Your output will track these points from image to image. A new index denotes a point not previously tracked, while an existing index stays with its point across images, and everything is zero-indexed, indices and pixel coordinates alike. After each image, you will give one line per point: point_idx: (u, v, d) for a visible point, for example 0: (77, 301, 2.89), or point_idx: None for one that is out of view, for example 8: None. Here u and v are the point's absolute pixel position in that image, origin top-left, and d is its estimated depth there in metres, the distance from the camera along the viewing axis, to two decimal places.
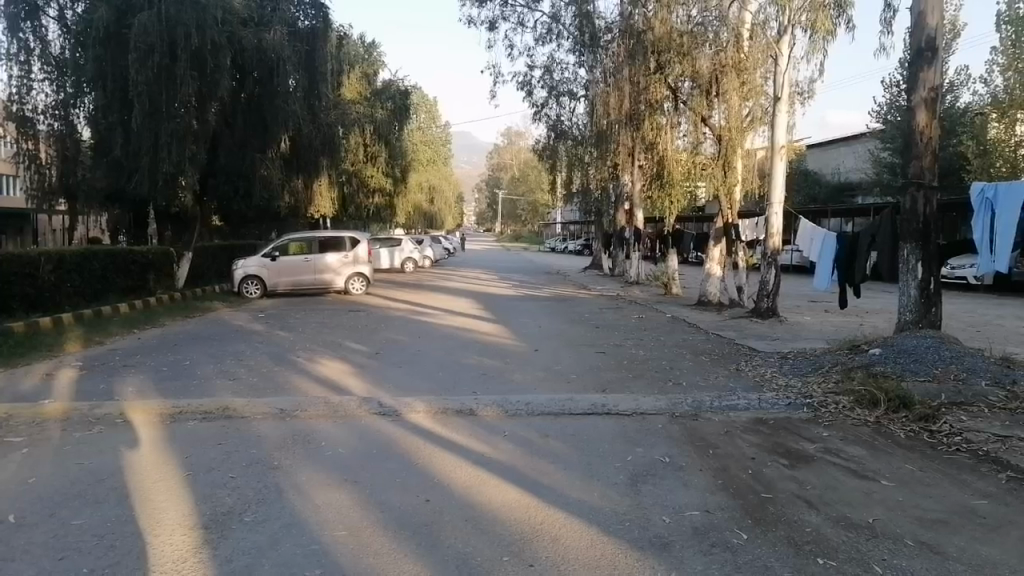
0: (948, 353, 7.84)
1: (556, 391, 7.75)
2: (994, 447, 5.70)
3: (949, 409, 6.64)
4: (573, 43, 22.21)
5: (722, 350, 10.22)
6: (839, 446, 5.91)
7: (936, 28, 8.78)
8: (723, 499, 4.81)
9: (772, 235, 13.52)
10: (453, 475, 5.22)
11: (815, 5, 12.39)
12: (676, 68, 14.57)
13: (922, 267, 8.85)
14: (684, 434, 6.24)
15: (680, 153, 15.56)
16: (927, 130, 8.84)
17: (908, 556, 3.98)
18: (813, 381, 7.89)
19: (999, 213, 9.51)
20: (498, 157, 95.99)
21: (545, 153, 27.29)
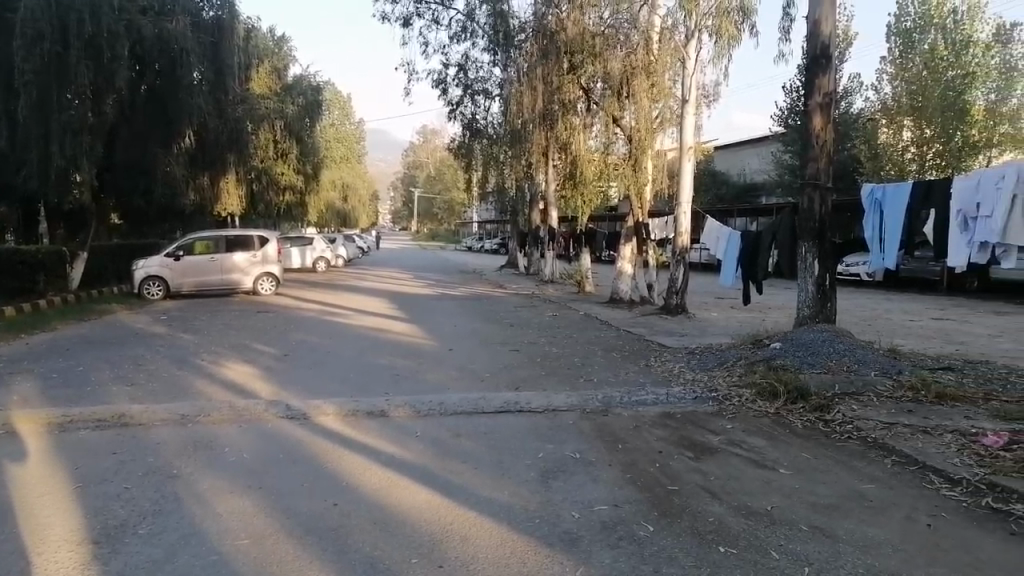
0: (841, 346, 8.24)
1: (469, 390, 7.73)
2: (881, 434, 6.03)
3: (842, 399, 6.97)
4: (488, 41, 22.41)
5: (632, 346, 10.44)
6: (741, 438, 6.13)
7: (830, 37, 9.21)
8: (630, 493, 4.90)
9: (680, 234, 13.90)
10: (363, 477, 5.13)
11: (720, 10, 12.95)
12: (589, 69, 14.80)
13: (818, 264, 9.29)
14: (595, 430, 6.34)
15: (592, 153, 15.76)
16: (821, 133, 9.23)
17: (803, 541, 4.15)
18: (717, 375, 8.16)
19: (887, 213, 10.12)
20: (414, 155, 95.15)
21: (460, 152, 27.20)
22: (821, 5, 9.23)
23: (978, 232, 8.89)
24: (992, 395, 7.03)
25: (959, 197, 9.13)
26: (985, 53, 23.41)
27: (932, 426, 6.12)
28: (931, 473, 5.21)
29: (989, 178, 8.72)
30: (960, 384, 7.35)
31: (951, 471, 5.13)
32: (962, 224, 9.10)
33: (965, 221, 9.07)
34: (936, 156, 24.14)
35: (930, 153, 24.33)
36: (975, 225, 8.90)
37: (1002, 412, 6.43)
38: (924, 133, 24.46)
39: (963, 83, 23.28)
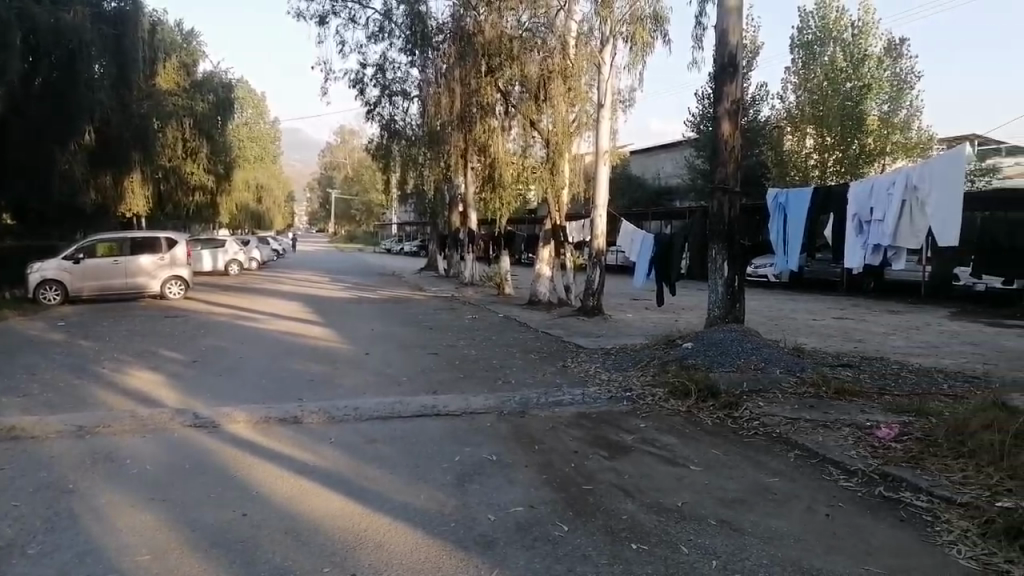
0: (749, 345, 8.54)
1: (385, 394, 7.63)
2: (785, 429, 6.28)
3: (750, 396, 7.21)
4: (406, 43, 22.24)
5: (550, 348, 10.54)
6: (654, 436, 6.26)
7: (737, 46, 9.54)
8: (545, 494, 4.93)
9: (597, 237, 14.12)
10: (275, 485, 4.99)
11: (634, 17, 13.27)
12: (507, 72, 14.95)
13: (728, 266, 9.60)
14: (512, 432, 6.36)
15: (510, 156, 15.89)
16: (730, 139, 9.53)
17: (711, 535, 4.28)
18: (632, 375, 8.33)
19: (791, 216, 10.58)
20: (331, 155, 93.27)
21: (378, 154, 26.83)
22: (728, 15, 9.54)
23: (871, 236, 9.45)
24: (886, 390, 7.43)
25: (855, 202, 9.67)
26: (878, 66, 24.75)
27: (831, 421, 6.41)
28: (830, 465, 5.45)
29: (881, 184, 9.25)
30: (857, 380, 7.74)
31: (848, 462, 5.39)
32: (857, 228, 9.64)
33: (859, 225, 9.63)
34: (837, 163, 25.33)
35: (832, 160, 25.51)
36: (868, 230, 9.46)
37: (894, 406, 6.80)
38: (825, 141, 25.67)
39: (858, 95, 24.60)
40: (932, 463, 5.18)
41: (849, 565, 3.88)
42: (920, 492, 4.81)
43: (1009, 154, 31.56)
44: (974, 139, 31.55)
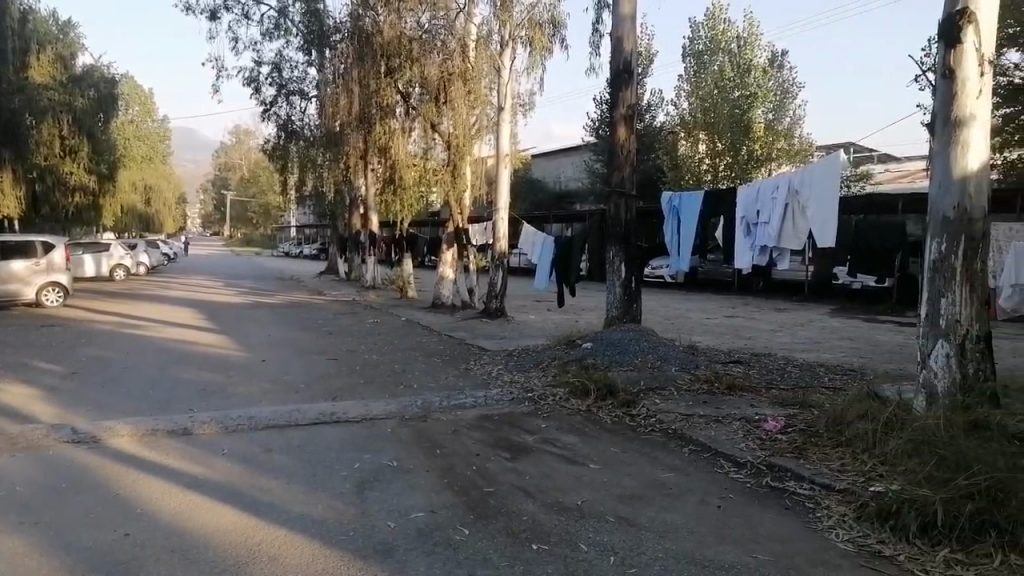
0: (646, 344, 8.78)
1: (282, 402, 7.40)
2: (680, 424, 6.49)
3: (647, 394, 7.41)
4: (302, 41, 21.73)
5: (453, 351, 10.51)
6: (555, 436, 6.34)
7: (631, 53, 9.76)
8: (446, 498, 4.90)
9: (499, 239, 14.20)
10: (161, 501, 4.75)
11: (532, 23, 13.63)
12: (406, 73, 14.82)
13: (625, 268, 9.82)
14: (413, 437, 6.29)
15: (411, 159, 15.73)
16: (626, 143, 9.80)
17: (609, 531, 4.37)
18: (533, 376, 8.42)
19: (683, 219, 10.89)
20: (224, 155, 89.95)
21: (275, 154, 26.08)
22: (623, 21, 9.73)
23: (758, 237, 9.97)
24: (772, 384, 7.80)
25: (743, 205, 10.17)
26: (763, 76, 26.08)
27: (723, 416, 6.67)
28: (721, 458, 5.67)
29: (766, 188, 9.73)
30: (746, 376, 8.09)
31: (737, 455, 5.62)
32: (746, 230, 10.15)
33: (747, 227, 10.13)
34: (727, 168, 26.48)
35: (723, 165, 26.63)
36: (755, 231, 9.97)
37: (780, 399, 7.15)
38: (716, 147, 26.78)
39: (746, 103, 25.78)
40: (814, 453, 5.47)
41: (738, 554, 4.04)
42: (803, 480, 5.06)
43: (880, 160, 33.90)
44: (850, 147, 33.70)
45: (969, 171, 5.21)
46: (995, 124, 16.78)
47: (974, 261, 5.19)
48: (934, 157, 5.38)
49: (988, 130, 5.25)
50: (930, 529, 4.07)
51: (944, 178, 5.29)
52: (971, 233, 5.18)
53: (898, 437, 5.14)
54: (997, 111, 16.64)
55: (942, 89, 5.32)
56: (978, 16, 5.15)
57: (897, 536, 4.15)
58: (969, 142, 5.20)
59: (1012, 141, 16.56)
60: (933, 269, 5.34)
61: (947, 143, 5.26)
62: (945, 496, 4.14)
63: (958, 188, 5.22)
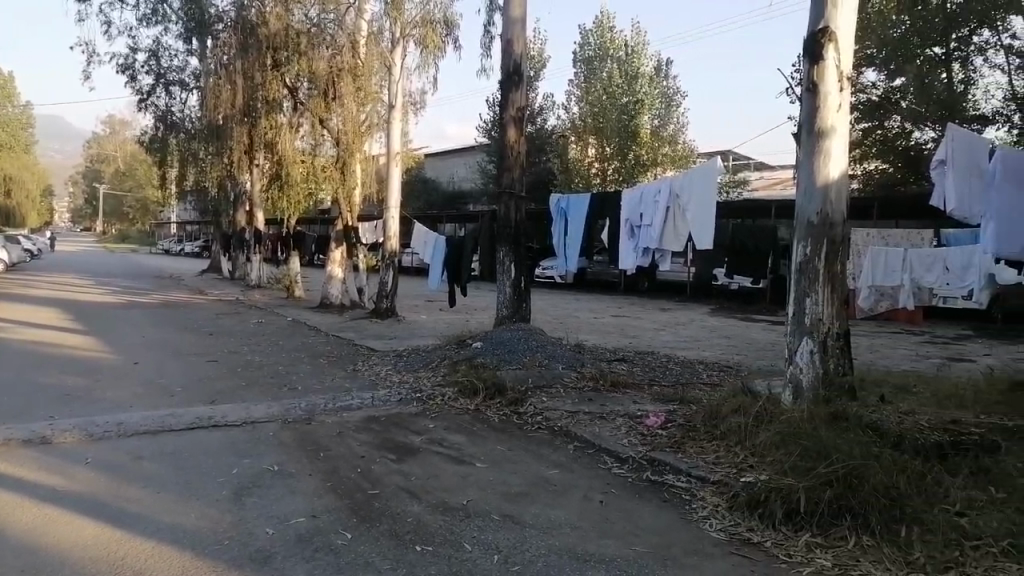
0: (534, 343, 8.88)
1: (154, 407, 7.00)
2: (565, 422, 6.60)
3: (534, 392, 7.50)
4: (182, 29, 20.75)
5: (341, 352, 10.29)
6: (442, 436, 6.32)
7: (520, 55, 9.87)
8: (328, 502, 4.79)
9: (390, 238, 13.98)
10: (14, 516, 4.39)
11: (424, 21, 13.52)
12: (294, 67, 14.41)
13: (515, 268, 9.90)
14: (297, 440, 6.12)
15: (298, 155, 15.18)
16: (516, 145, 9.91)
17: (494, 530, 4.39)
18: (423, 376, 8.37)
19: (571, 221, 11.13)
20: (98, 146, 84.68)
21: (153, 146, 24.78)
22: (513, 24, 9.81)
23: (641, 239, 10.40)
24: (654, 381, 8.06)
25: (628, 208, 10.63)
26: (650, 84, 26.99)
27: (607, 412, 6.84)
28: (604, 454, 5.83)
29: (649, 192, 10.16)
30: (630, 373, 8.34)
31: (620, 450, 5.78)
32: (630, 232, 10.57)
33: (632, 229, 10.58)
34: (615, 172, 27.23)
35: (611, 170, 27.34)
36: (639, 233, 10.40)
37: (661, 395, 7.40)
38: (604, 151, 27.48)
39: (633, 109, 26.63)
40: (691, 446, 5.69)
41: (618, 547, 4.16)
42: (680, 473, 5.26)
43: (756, 169, 35.81)
44: (729, 154, 35.37)
45: (830, 179, 5.56)
46: (856, 136, 18.06)
47: (835, 263, 5.54)
48: (800, 166, 5.72)
49: (846, 144, 5.63)
50: (794, 516, 4.33)
51: (808, 186, 5.63)
52: (831, 236, 5.53)
53: (766, 428, 5.41)
54: (857, 124, 17.88)
55: (806, 102, 5.66)
56: (837, 34, 5.50)
57: (765, 523, 4.37)
58: (830, 152, 5.55)
59: (870, 152, 17.82)
60: (799, 270, 5.66)
61: (810, 153, 5.60)
62: (808, 484, 4.40)
63: (820, 195, 5.57)
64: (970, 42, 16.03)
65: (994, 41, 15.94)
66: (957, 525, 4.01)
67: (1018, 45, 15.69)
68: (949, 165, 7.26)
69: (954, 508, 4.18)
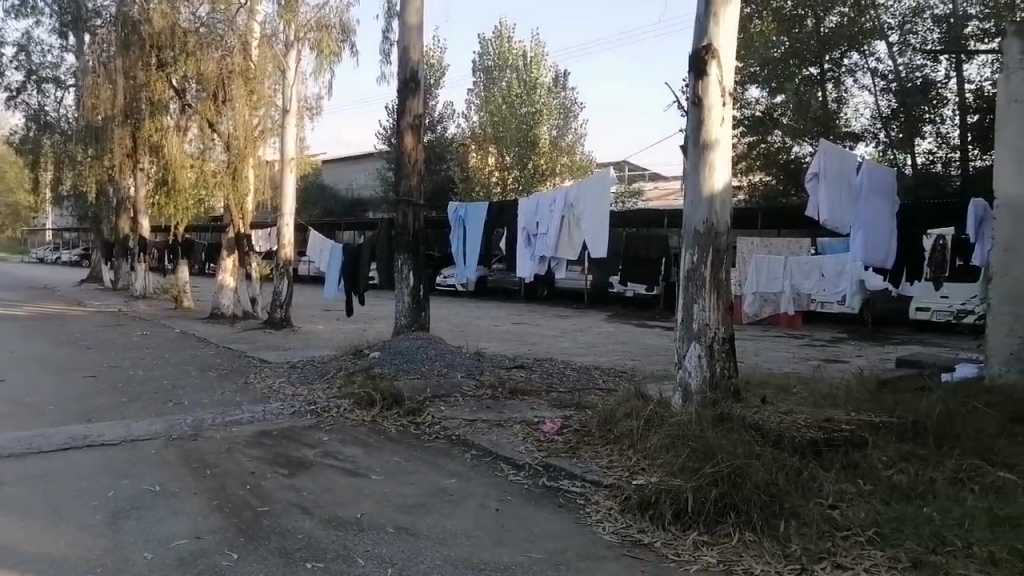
0: (433, 351, 8.84)
1: (22, 428, 6.51)
2: (463, 430, 6.58)
3: (432, 402, 7.44)
4: (57, 23, 19.54)
5: (231, 364, 9.91)
6: (337, 449, 6.17)
7: (418, 63, 9.83)
8: (214, 521, 4.59)
9: (284, 246, 13.60)
10: None
11: (320, 25, 13.26)
12: (181, 67, 13.84)
13: (413, 276, 9.82)
14: (181, 457, 5.84)
15: (186, 158, 14.48)
16: (413, 153, 9.86)
17: (388, 543, 4.32)
18: (318, 388, 8.15)
19: (468, 230, 11.17)
20: None
21: (24, 147, 23.17)
22: (410, 32, 9.75)
23: (537, 248, 10.55)
24: (551, 388, 8.16)
25: (524, 217, 10.75)
26: (548, 94, 27.50)
27: (504, 419, 6.87)
28: (501, 461, 5.84)
29: (545, 201, 10.33)
30: (528, 379, 8.41)
31: (517, 457, 5.82)
32: (526, 241, 10.70)
33: (528, 237, 10.70)
34: (515, 181, 27.51)
35: (511, 178, 27.59)
36: (535, 242, 10.55)
37: (558, 401, 7.50)
38: (504, 160, 27.73)
39: (533, 119, 27.04)
40: (585, 451, 5.79)
41: (513, 554, 4.17)
42: (575, 478, 5.33)
43: (651, 179, 37.00)
44: (624, 165, 36.40)
45: (715, 190, 5.80)
46: (742, 149, 18.93)
47: (720, 271, 5.77)
48: (687, 177, 5.95)
49: (730, 156, 5.89)
50: (683, 516, 4.46)
51: (696, 196, 5.85)
52: (717, 245, 5.77)
53: (657, 430, 5.55)
54: (743, 138, 18.76)
55: (692, 115, 5.88)
56: (720, 52, 5.76)
57: (655, 524, 4.49)
58: (714, 164, 5.80)
59: (755, 165, 18.74)
60: (687, 277, 5.87)
61: (696, 165, 5.83)
62: (695, 484, 4.54)
63: (707, 206, 5.79)
64: (841, 64, 17.16)
65: (862, 63, 17.12)
66: (830, 518, 4.24)
67: (882, 68, 16.90)
68: (822, 179, 7.60)
69: (827, 502, 4.44)
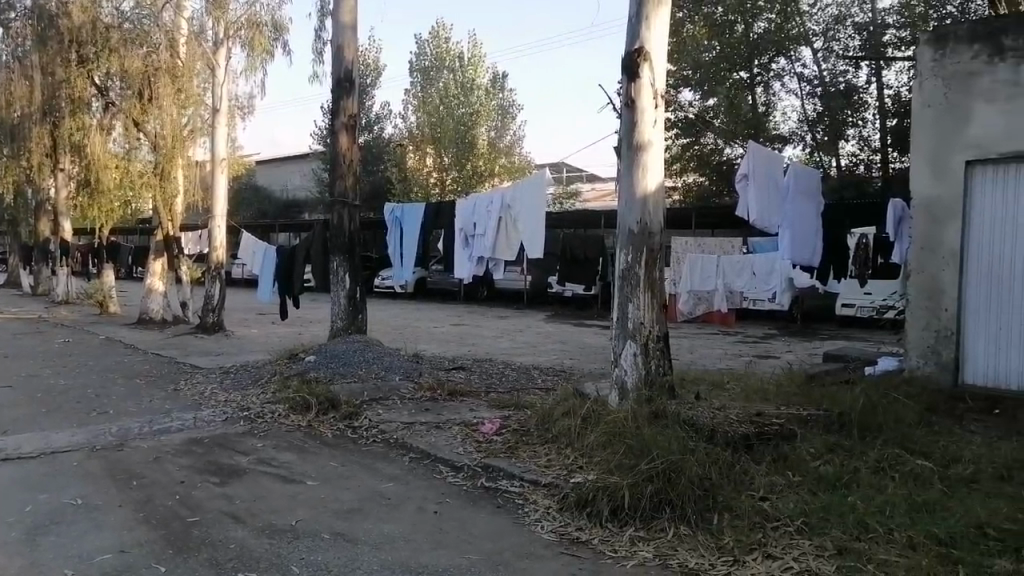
0: (370, 354, 8.74)
1: None
2: (401, 433, 6.52)
3: (369, 405, 7.34)
4: None
5: (160, 370, 9.59)
6: (271, 455, 6.04)
7: (352, 63, 9.69)
8: (141, 534, 4.42)
9: (216, 248, 13.25)
10: None
11: (251, 23, 13.01)
12: (103, 64, 13.34)
13: (349, 278, 9.68)
14: (105, 468, 5.62)
15: (110, 158, 13.88)
16: (348, 153, 9.75)
17: (323, 550, 4.24)
18: (251, 393, 7.96)
19: (405, 231, 11.02)
20: None
21: None
22: (344, 30, 9.61)
23: (474, 249, 10.58)
24: (491, 389, 8.16)
25: (461, 217, 10.73)
26: (486, 95, 27.54)
27: (443, 421, 6.83)
28: (439, 463, 5.81)
29: (482, 202, 10.33)
30: (467, 381, 8.39)
31: (455, 458, 5.79)
32: (464, 241, 10.70)
33: (465, 238, 10.71)
34: (453, 182, 27.40)
35: (449, 179, 27.48)
36: (472, 243, 10.57)
37: (497, 402, 7.50)
38: (442, 161, 27.62)
39: (470, 120, 27.04)
40: (524, 451, 5.81)
41: (451, 556, 4.15)
42: (514, 478, 5.34)
43: (588, 181, 37.38)
44: (562, 167, 36.70)
45: (648, 191, 5.90)
46: (677, 151, 19.30)
47: (653, 270, 5.87)
48: (621, 178, 6.03)
49: (663, 158, 5.99)
50: (619, 512, 4.50)
51: (629, 197, 5.94)
52: (651, 245, 5.86)
53: (594, 428, 5.60)
54: (677, 140, 19.14)
55: (625, 117, 5.96)
56: (651, 56, 5.85)
57: (593, 521, 4.53)
58: (647, 166, 5.89)
59: (689, 166, 19.13)
60: (622, 277, 5.95)
61: (629, 166, 5.92)
62: (631, 481, 4.59)
63: (640, 206, 5.87)
64: (769, 69, 17.71)
65: (789, 68, 17.67)
66: (761, 510, 4.35)
67: (808, 73, 17.47)
68: (751, 181, 7.77)
69: (759, 494, 4.55)
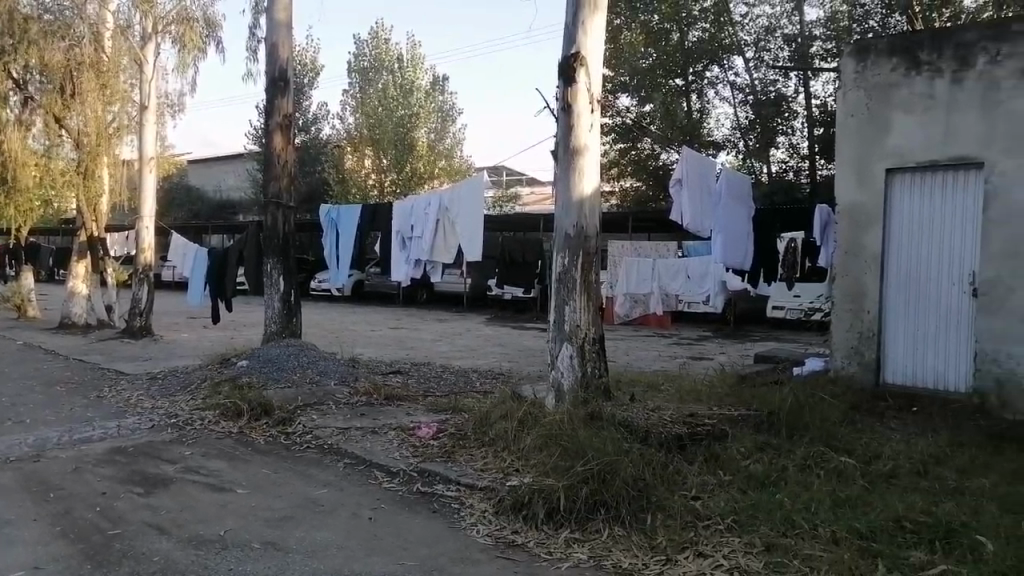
0: (305, 358, 8.58)
1: None
2: (335, 438, 6.40)
3: (303, 410, 7.19)
4: None
5: (83, 377, 9.20)
6: (199, 463, 5.85)
7: (286, 62, 9.52)
8: (57, 549, 4.22)
9: (143, 250, 12.78)
10: None
11: (181, 18, 12.62)
12: (19, 58, 12.56)
13: (283, 281, 9.47)
14: (20, 481, 5.35)
15: (30, 155, 13.33)
16: (283, 153, 9.48)
17: (252, 560, 4.12)
18: (180, 400, 7.71)
19: (342, 233, 10.74)
20: None
21: None
22: (278, 28, 9.43)
23: (412, 251, 10.50)
24: (428, 392, 8.10)
25: (399, 220, 10.65)
26: (425, 97, 27.38)
27: (379, 426, 6.74)
28: (375, 469, 5.73)
29: (420, 204, 10.29)
30: (404, 384, 8.30)
31: (390, 463, 5.72)
32: (402, 244, 10.61)
33: (402, 240, 10.63)
34: (392, 184, 27.14)
35: (388, 180, 27.21)
36: (410, 245, 10.49)
37: (434, 405, 7.44)
38: (381, 163, 27.34)
39: (409, 122, 26.86)
40: (460, 455, 5.78)
41: (385, 563, 4.09)
42: (450, 482, 5.30)
43: (528, 184, 37.56)
44: (502, 169, 36.80)
45: (585, 194, 5.93)
46: (614, 155, 19.54)
47: (588, 272, 5.93)
48: (558, 180, 6.04)
49: (598, 161, 6.07)
50: (555, 514, 4.51)
51: (567, 199, 5.95)
52: (587, 247, 5.91)
53: (531, 430, 5.60)
54: (615, 145, 19.37)
55: (562, 121, 6.00)
56: (588, 61, 5.92)
57: (528, 524, 4.52)
58: (583, 169, 5.94)
59: (626, 171, 19.37)
60: (558, 280, 5.96)
61: (566, 169, 5.96)
62: (567, 482, 4.60)
63: (576, 208, 5.92)
64: (703, 76, 18.07)
65: (722, 76, 18.09)
66: (692, 509, 4.43)
67: (740, 82, 17.91)
68: (684, 185, 7.97)
69: (690, 493, 4.63)
